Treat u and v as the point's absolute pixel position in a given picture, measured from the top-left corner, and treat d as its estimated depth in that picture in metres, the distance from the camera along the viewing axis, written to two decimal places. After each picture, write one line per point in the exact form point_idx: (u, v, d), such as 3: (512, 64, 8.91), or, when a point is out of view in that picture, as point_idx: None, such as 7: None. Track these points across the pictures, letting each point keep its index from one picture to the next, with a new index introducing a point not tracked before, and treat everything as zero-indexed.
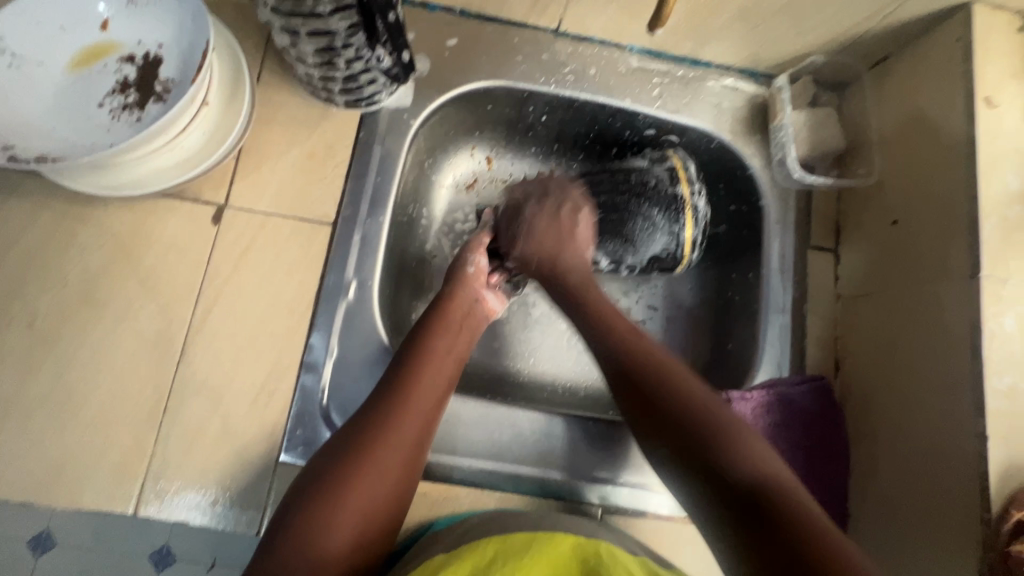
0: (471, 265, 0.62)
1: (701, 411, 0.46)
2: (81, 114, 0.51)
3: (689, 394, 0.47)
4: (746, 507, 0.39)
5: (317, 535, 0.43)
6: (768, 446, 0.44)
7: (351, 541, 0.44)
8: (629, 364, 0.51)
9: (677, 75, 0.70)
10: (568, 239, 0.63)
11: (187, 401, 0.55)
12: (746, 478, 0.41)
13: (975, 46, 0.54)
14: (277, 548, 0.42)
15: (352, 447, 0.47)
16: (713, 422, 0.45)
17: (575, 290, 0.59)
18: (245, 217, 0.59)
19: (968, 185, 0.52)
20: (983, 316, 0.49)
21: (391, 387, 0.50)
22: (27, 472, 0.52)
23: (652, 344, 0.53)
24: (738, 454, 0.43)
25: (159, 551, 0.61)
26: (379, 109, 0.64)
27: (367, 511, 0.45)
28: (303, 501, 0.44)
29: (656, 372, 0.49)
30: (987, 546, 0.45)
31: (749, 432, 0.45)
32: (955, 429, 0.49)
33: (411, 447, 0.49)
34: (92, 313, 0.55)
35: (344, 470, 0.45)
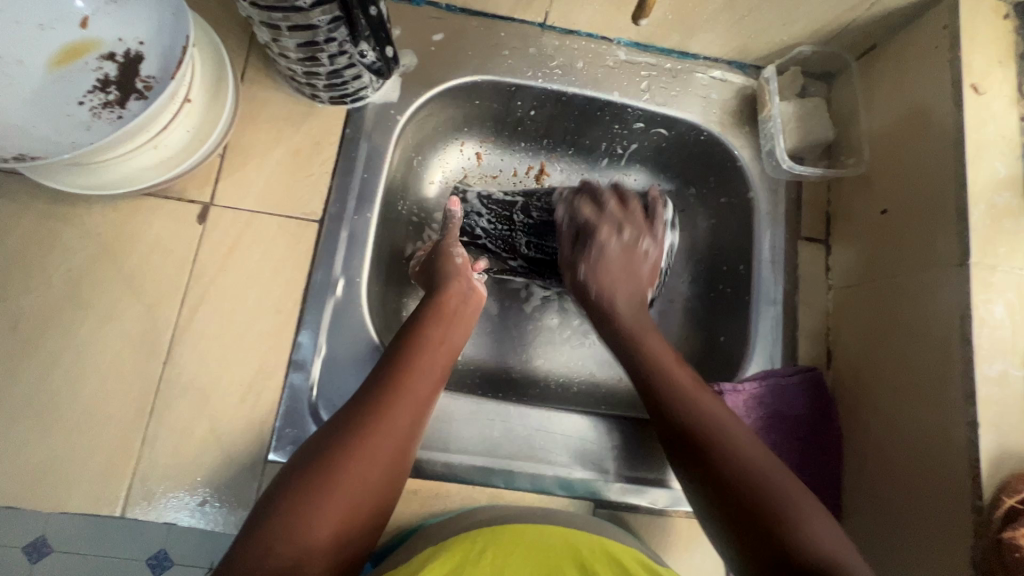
0: (459, 259, 0.62)
1: (751, 473, 0.46)
2: (61, 112, 0.51)
3: (746, 455, 0.47)
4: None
5: (301, 530, 0.41)
6: (828, 522, 0.44)
7: (335, 537, 0.43)
8: (681, 415, 0.51)
9: (665, 68, 0.69)
10: (634, 278, 0.63)
11: (174, 401, 0.54)
12: (804, 554, 0.41)
13: (962, 32, 0.54)
14: (256, 543, 0.40)
15: (341, 440, 0.46)
16: (774, 489, 0.45)
17: (627, 331, 0.59)
18: (231, 215, 0.59)
19: (957, 173, 0.52)
20: (972, 303, 0.49)
21: (380, 381, 0.50)
22: (13, 475, 0.51)
23: (710, 403, 0.52)
24: (809, 526, 0.43)
25: (156, 555, 0.53)
26: (366, 105, 0.63)
27: (354, 507, 0.44)
28: (287, 497, 0.43)
29: (707, 433, 0.49)
30: (977, 535, 0.45)
31: (805, 506, 0.44)
32: (947, 417, 0.49)
33: (401, 441, 0.48)
34: (77, 314, 0.55)
35: (332, 463, 0.44)
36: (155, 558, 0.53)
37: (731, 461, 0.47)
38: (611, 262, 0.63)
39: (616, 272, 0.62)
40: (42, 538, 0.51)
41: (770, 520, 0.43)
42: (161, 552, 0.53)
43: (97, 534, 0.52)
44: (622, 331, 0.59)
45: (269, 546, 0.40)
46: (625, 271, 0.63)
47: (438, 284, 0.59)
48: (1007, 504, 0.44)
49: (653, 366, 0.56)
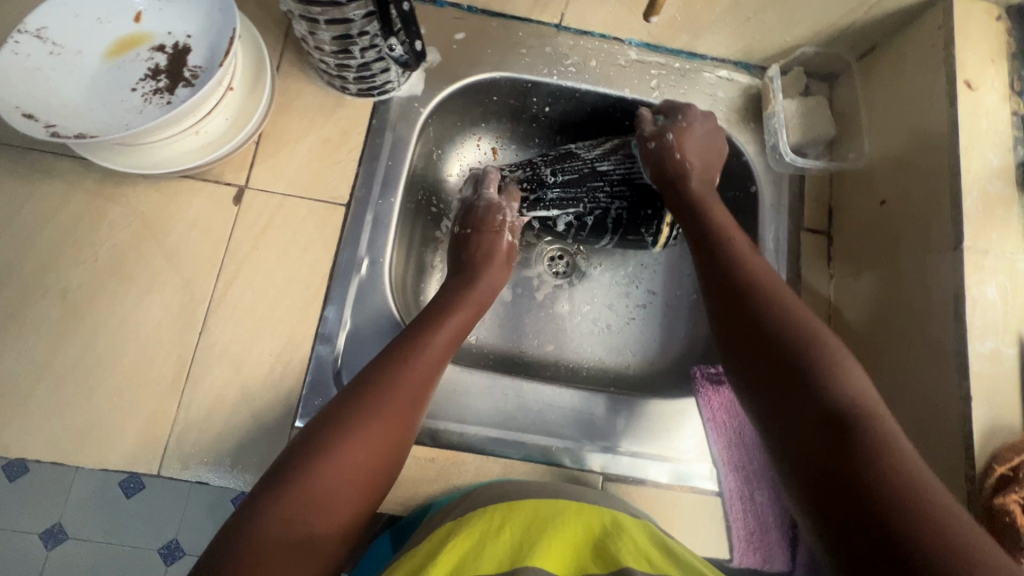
0: (499, 252, 0.66)
1: (799, 328, 0.46)
2: (115, 98, 0.55)
3: (787, 311, 0.47)
4: (825, 430, 0.39)
5: (309, 509, 0.42)
6: (859, 371, 0.43)
7: (342, 515, 0.44)
8: (737, 280, 0.51)
9: (674, 67, 0.73)
10: (709, 156, 0.64)
11: (209, 369, 0.58)
12: (836, 399, 0.41)
13: (956, 32, 0.57)
14: (263, 517, 0.40)
15: (350, 420, 0.47)
16: (811, 340, 0.45)
17: (688, 198, 0.60)
18: (264, 197, 0.63)
19: (951, 162, 0.55)
20: (965, 284, 0.51)
21: (385, 368, 0.51)
22: (58, 434, 0.55)
23: (760, 265, 0.52)
24: (840, 372, 0.43)
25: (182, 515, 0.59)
26: (391, 98, 0.68)
27: (361, 487, 0.45)
28: (295, 472, 0.43)
29: (751, 285, 0.50)
30: (971, 502, 0.47)
31: (841, 355, 0.44)
32: (941, 392, 0.51)
33: (405, 422, 0.50)
34: (120, 286, 0.58)
35: (352, 419, 0.47)
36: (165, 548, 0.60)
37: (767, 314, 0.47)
38: (698, 131, 0.64)
39: (701, 148, 0.64)
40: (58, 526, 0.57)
41: (801, 370, 0.43)
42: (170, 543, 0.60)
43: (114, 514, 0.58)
44: (692, 192, 0.61)
45: (280, 521, 0.40)
46: (710, 146, 0.65)
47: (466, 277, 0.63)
48: (998, 472, 0.46)
49: (746, 278, 0.51)
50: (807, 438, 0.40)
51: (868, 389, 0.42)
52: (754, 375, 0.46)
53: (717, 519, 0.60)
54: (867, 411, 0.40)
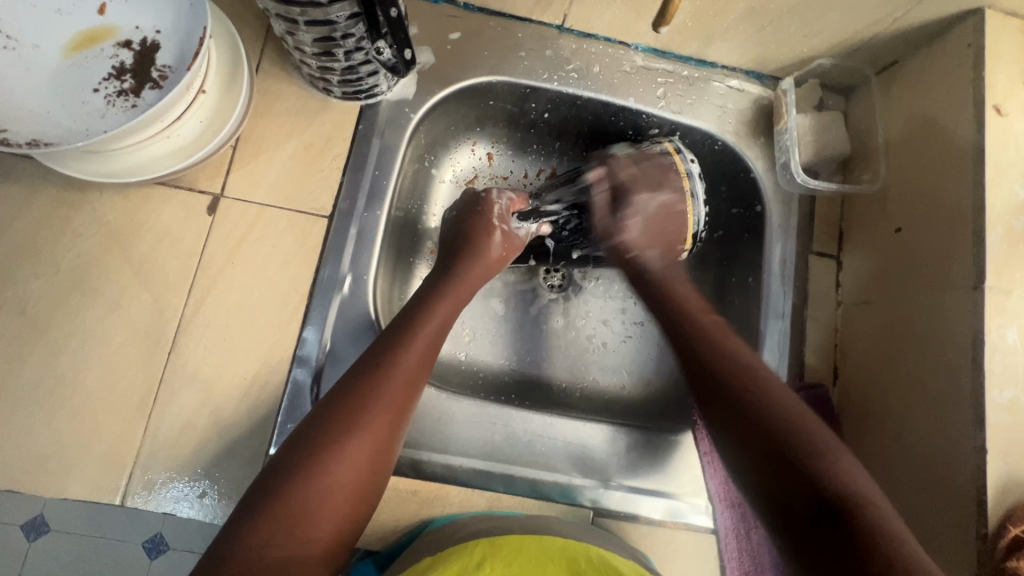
0: (493, 249, 0.61)
1: (786, 414, 0.47)
2: (75, 99, 0.50)
3: (773, 401, 0.49)
4: (821, 519, 0.41)
5: (288, 534, 0.40)
6: (851, 457, 0.45)
7: (327, 534, 0.42)
8: (717, 356, 0.53)
9: (682, 75, 0.69)
10: (662, 237, 0.62)
11: (178, 392, 0.54)
12: (834, 488, 0.42)
13: (987, 51, 0.53)
14: (242, 546, 0.39)
15: (326, 438, 0.44)
16: (795, 431, 0.46)
17: (659, 285, 0.61)
18: (241, 207, 0.59)
19: (975, 194, 0.51)
20: (985, 328, 0.48)
21: (364, 379, 0.48)
22: (15, 459, 0.51)
23: (742, 349, 0.54)
24: (837, 463, 0.44)
25: (150, 539, 0.55)
26: (379, 101, 0.63)
27: (344, 507, 0.43)
28: (269, 496, 0.41)
29: (745, 373, 0.51)
30: (981, 563, 0.45)
31: (834, 443, 0.45)
32: (954, 440, 0.49)
33: (387, 436, 0.46)
34: (84, 301, 0.55)
35: (327, 436, 0.44)
36: (150, 542, 0.55)
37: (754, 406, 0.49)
38: (648, 221, 0.61)
39: (660, 231, 0.62)
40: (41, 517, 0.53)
41: (801, 457, 0.44)
42: (156, 536, 0.55)
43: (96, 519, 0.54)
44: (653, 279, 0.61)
45: (258, 545, 0.39)
46: (669, 226, 0.62)
47: (459, 270, 0.60)
48: (1011, 533, 0.44)
49: (744, 368, 0.51)
50: (805, 528, 0.42)
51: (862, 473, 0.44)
52: (752, 459, 0.47)
53: (710, 559, 0.58)
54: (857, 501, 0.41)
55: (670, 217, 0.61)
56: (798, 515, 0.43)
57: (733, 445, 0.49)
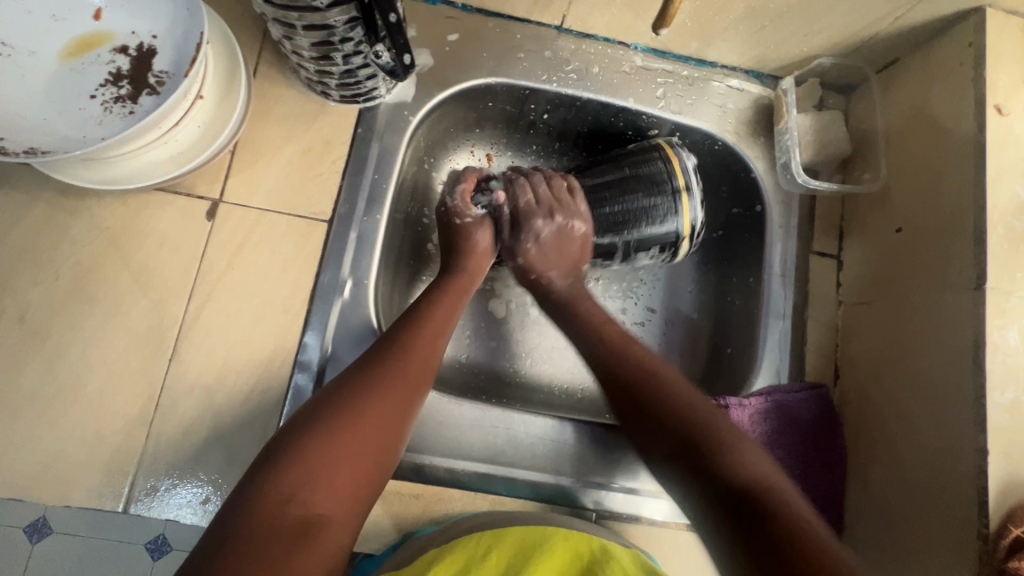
0: (481, 244, 0.63)
1: (686, 406, 0.47)
2: (73, 105, 0.50)
3: (676, 395, 0.49)
4: (733, 507, 0.40)
5: (310, 492, 0.40)
6: (758, 449, 0.44)
7: (346, 500, 0.41)
8: (613, 359, 0.53)
9: (682, 75, 0.68)
10: (565, 256, 0.64)
11: (180, 398, 0.54)
12: (740, 478, 0.41)
13: (987, 51, 0.53)
14: (263, 502, 0.39)
15: (346, 404, 0.44)
16: (708, 425, 0.46)
17: (565, 293, 0.62)
18: (240, 212, 0.58)
19: (976, 195, 0.51)
20: (987, 329, 0.48)
21: (384, 352, 0.49)
22: (18, 467, 0.51)
23: (642, 350, 0.54)
24: (738, 454, 0.43)
25: (154, 540, 0.52)
26: (378, 104, 0.63)
27: (362, 474, 0.43)
28: (289, 456, 0.41)
29: (634, 374, 0.51)
30: (981, 563, 0.45)
31: (732, 434, 0.45)
32: (954, 441, 0.49)
33: (406, 409, 0.47)
34: (84, 308, 0.54)
35: (344, 403, 0.44)
36: (152, 543, 0.52)
37: (654, 400, 0.49)
38: (545, 245, 0.63)
39: (562, 255, 0.64)
40: (43, 518, 0.51)
41: (705, 450, 0.44)
42: (159, 538, 0.52)
43: (100, 522, 0.52)
44: (559, 294, 0.62)
45: (276, 503, 0.39)
46: (565, 249, 0.63)
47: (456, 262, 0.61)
48: (1012, 533, 0.44)
49: (637, 368, 0.51)
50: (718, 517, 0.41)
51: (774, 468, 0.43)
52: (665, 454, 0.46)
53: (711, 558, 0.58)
54: (773, 490, 0.40)
55: (568, 237, 0.63)
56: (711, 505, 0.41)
57: (650, 443, 0.48)
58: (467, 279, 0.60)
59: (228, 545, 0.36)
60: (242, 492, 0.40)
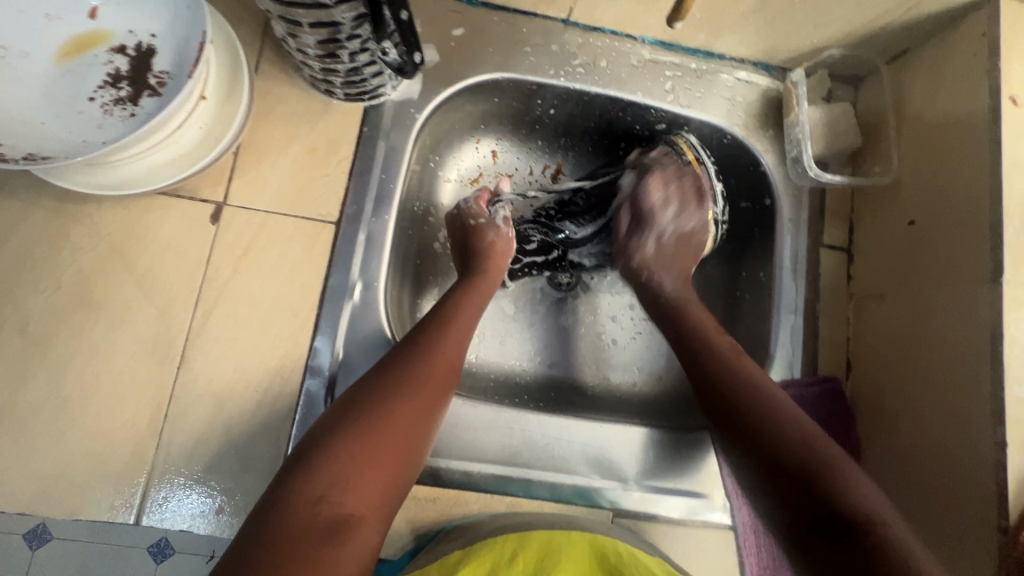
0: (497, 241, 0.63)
1: (805, 431, 0.47)
2: (70, 108, 0.49)
3: (786, 413, 0.49)
4: (853, 541, 0.41)
5: (341, 490, 0.39)
6: (863, 475, 0.45)
7: (376, 498, 0.41)
8: (713, 377, 0.53)
9: (690, 68, 0.68)
10: (684, 258, 0.66)
11: (190, 406, 0.53)
12: (851, 508, 0.42)
13: (1002, 41, 0.53)
14: (293, 501, 0.38)
15: (374, 403, 0.44)
16: (820, 449, 0.46)
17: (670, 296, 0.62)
18: (245, 215, 0.57)
19: (991, 186, 0.51)
20: (1004, 321, 0.48)
21: (408, 351, 0.49)
22: (24, 481, 0.50)
23: (748, 365, 0.54)
24: (859, 481, 0.44)
25: (156, 543, 0.52)
26: (383, 102, 0.61)
27: (392, 471, 0.42)
28: (319, 455, 0.40)
29: (747, 387, 0.51)
30: (1001, 555, 0.45)
31: (848, 461, 0.46)
32: (972, 434, 0.49)
33: (433, 407, 0.47)
34: (88, 316, 0.53)
35: (370, 406, 0.44)
36: (155, 546, 0.52)
37: (761, 421, 0.49)
38: (664, 245, 0.66)
39: (672, 257, 0.65)
40: (42, 525, 0.50)
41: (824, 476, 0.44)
42: (161, 540, 0.52)
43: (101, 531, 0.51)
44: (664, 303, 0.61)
45: (308, 503, 0.38)
46: (685, 251, 0.66)
47: (474, 262, 0.61)
48: None
49: (750, 384, 0.51)
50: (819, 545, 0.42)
51: (874, 491, 0.44)
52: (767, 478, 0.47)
53: (729, 554, 0.58)
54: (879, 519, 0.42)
55: (691, 236, 0.66)
56: (810, 534, 0.43)
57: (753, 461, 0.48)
58: (485, 278, 0.60)
59: (261, 547, 0.36)
60: (274, 495, 0.39)
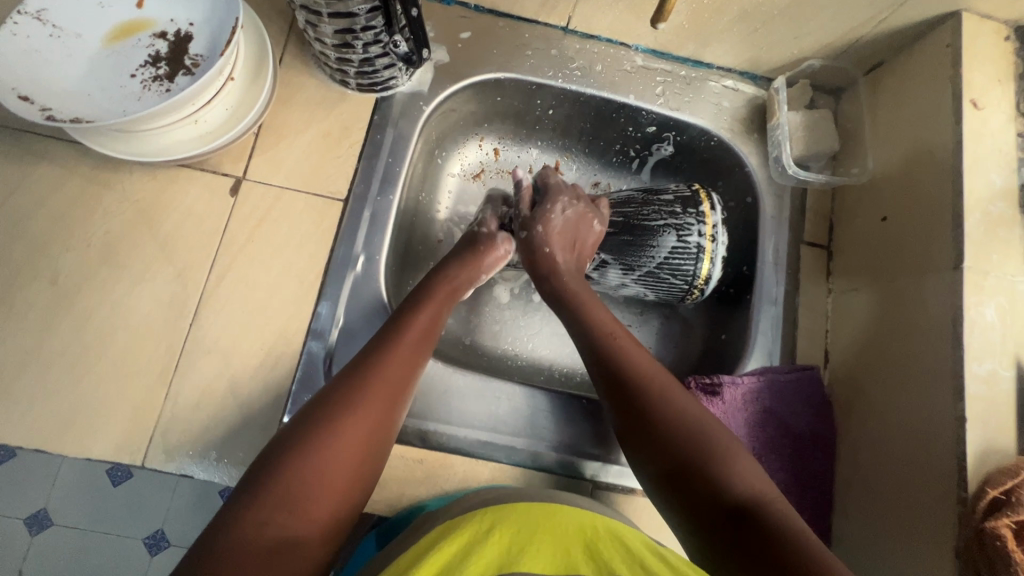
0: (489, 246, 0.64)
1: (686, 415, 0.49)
2: (114, 83, 0.54)
3: (673, 400, 0.50)
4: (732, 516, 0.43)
5: (306, 498, 0.41)
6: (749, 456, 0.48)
7: (326, 515, 0.42)
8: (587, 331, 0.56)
9: (680, 75, 0.73)
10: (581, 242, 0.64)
11: (199, 359, 0.57)
12: (742, 494, 0.44)
13: (964, 51, 0.57)
14: (242, 523, 0.38)
15: (321, 423, 0.44)
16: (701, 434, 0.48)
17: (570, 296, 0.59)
18: (261, 190, 0.62)
19: (954, 181, 0.55)
20: (964, 305, 0.51)
21: (362, 367, 0.49)
22: (43, 423, 0.54)
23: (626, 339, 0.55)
24: (736, 465, 0.46)
25: None
26: (394, 94, 0.67)
27: (341, 488, 0.43)
28: (268, 476, 0.41)
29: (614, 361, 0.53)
30: (960, 526, 0.47)
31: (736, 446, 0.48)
32: (936, 411, 0.51)
33: (385, 417, 0.47)
34: (113, 274, 0.58)
35: (317, 427, 0.44)
36: None
37: (661, 402, 0.50)
38: (564, 225, 0.63)
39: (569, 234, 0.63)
40: None
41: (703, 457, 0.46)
42: None
43: None
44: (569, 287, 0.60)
45: (255, 529, 0.39)
46: (581, 235, 0.64)
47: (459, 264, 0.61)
48: (989, 496, 0.46)
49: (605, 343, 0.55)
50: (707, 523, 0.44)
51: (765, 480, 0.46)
52: (653, 459, 0.48)
53: None
54: (756, 502, 0.44)
55: (589, 228, 0.64)
56: (706, 513, 0.45)
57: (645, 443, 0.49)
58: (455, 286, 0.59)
59: (219, 551, 0.37)
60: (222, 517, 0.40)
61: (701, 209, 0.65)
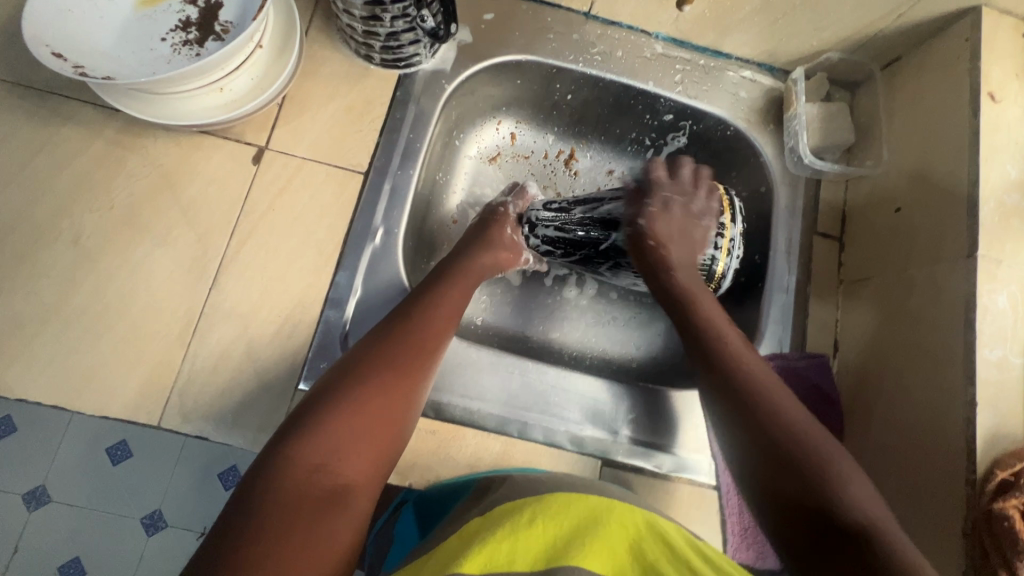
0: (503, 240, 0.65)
1: (793, 426, 0.47)
2: (144, 47, 0.55)
3: (779, 406, 0.48)
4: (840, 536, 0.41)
5: (342, 462, 0.41)
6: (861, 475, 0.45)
7: (369, 468, 0.43)
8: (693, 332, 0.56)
9: (699, 64, 0.73)
10: (688, 240, 0.61)
11: (217, 323, 0.58)
12: (852, 515, 0.42)
13: (982, 45, 0.58)
14: (292, 469, 0.40)
15: (359, 378, 0.45)
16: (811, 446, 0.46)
17: (685, 294, 0.58)
18: (283, 160, 0.63)
19: (970, 171, 0.56)
20: (977, 291, 0.52)
21: (395, 329, 0.50)
22: (61, 379, 0.54)
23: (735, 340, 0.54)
24: (844, 485, 0.43)
25: (150, 515, 0.54)
26: (417, 71, 0.68)
27: (381, 444, 0.44)
28: (310, 426, 0.42)
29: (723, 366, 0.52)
30: (969, 507, 0.48)
31: (848, 465, 0.45)
32: (946, 396, 0.52)
33: (420, 378, 0.48)
34: (135, 237, 0.58)
35: (356, 382, 0.45)
36: (147, 518, 0.54)
37: (761, 405, 0.49)
38: (669, 220, 0.61)
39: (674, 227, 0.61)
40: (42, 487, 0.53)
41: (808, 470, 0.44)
42: (154, 513, 0.54)
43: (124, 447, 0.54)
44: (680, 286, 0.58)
45: (303, 473, 0.40)
46: (690, 235, 0.61)
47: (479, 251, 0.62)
48: (998, 477, 0.47)
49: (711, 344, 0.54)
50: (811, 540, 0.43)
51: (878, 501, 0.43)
52: (754, 465, 0.47)
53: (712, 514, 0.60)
54: (866, 523, 0.41)
55: (689, 223, 0.62)
56: (810, 529, 0.43)
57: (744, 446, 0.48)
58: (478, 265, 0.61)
59: (265, 496, 0.38)
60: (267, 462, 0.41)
61: (722, 220, 0.63)
